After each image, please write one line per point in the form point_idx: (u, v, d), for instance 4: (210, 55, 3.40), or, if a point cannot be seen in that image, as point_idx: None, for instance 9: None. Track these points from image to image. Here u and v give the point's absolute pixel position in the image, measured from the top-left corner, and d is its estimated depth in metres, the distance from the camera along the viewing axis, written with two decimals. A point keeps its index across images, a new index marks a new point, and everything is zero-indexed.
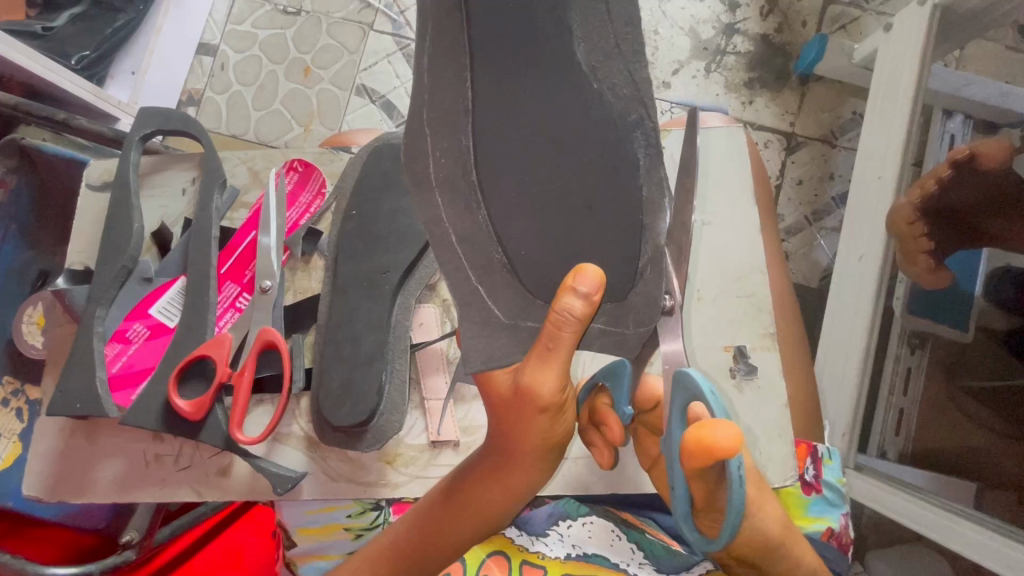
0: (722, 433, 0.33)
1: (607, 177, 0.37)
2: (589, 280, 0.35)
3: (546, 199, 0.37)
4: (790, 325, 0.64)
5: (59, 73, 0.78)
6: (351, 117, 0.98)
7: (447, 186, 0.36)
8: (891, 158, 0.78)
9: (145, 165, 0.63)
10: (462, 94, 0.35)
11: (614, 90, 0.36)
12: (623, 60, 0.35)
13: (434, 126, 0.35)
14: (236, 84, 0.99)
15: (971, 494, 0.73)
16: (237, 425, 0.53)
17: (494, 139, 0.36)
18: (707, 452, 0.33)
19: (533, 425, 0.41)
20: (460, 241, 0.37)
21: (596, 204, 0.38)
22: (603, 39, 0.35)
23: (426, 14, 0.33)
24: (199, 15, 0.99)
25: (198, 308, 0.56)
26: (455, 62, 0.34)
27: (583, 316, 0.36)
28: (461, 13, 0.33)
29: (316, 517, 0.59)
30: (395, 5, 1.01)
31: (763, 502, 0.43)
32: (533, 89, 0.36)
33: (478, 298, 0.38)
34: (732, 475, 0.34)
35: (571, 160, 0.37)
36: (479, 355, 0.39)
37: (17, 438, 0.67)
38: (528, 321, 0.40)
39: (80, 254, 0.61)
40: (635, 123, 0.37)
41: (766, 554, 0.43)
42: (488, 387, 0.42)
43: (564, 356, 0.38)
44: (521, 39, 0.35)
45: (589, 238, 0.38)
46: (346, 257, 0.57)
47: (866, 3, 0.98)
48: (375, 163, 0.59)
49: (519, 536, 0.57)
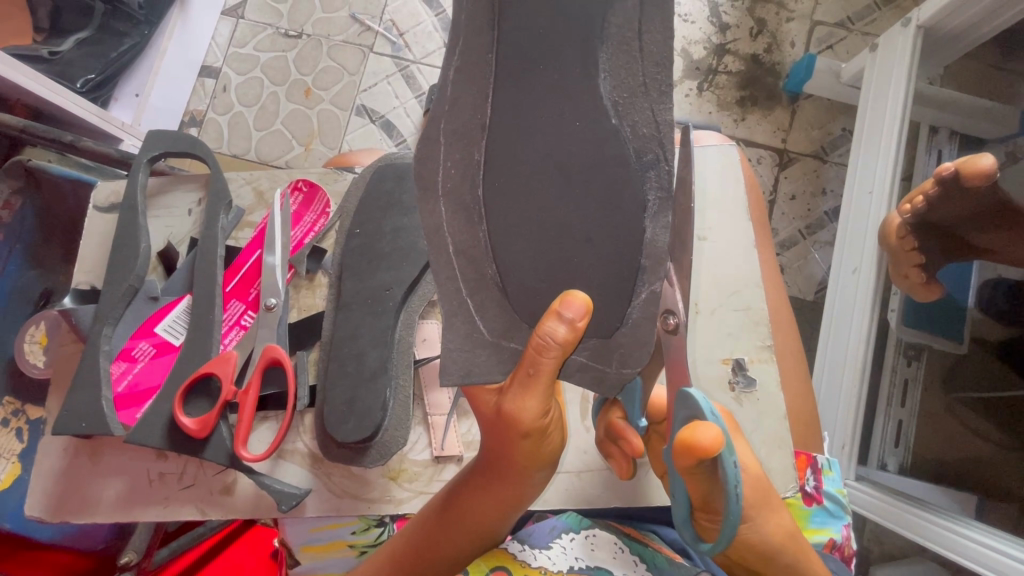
0: (703, 432, 0.35)
1: (608, 210, 0.39)
2: (576, 306, 0.36)
3: (545, 227, 0.39)
4: (788, 339, 0.65)
5: (66, 96, 0.78)
6: (351, 136, 1.00)
7: (453, 197, 0.39)
8: (881, 174, 0.81)
9: (153, 186, 0.64)
10: (481, 112, 0.38)
11: (633, 128, 0.38)
12: (648, 100, 0.37)
13: (450, 137, 0.37)
14: (238, 105, 1.01)
15: (973, 507, 0.73)
16: (242, 442, 0.53)
17: (505, 165, 0.38)
18: (691, 449, 0.34)
19: (517, 447, 0.43)
20: (457, 252, 0.39)
21: (595, 237, 0.39)
22: (631, 76, 0.37)
23: (459, 32, 0.37)
24: (200, 37, 1.01)
25: (203, 327, 0.57)
26: (479, 80, 0.37)
27: (566, 341, 0.36)
28: (493, 35, 0.37)
29: (320, 534, 0.59)
30: (394, 27, 1.03)
31: (766, 508, 0.42)
32: (559, 120, 0.38)
33: (465, 310, 0.40)
34: (730, 493, 0.36)
35: (576, 196, 0.38)
36: (457, 366, 0.39)
37: (17, 459, 0.66)
38: (511, 343, 0.41)
39: (86, 274, 0.62)
40: (650, 164, 0.38)
41: (770, 561, 0.43)
42: (475, 404, 0.44)
43: (544, 382, 0.39)
44: (550, 70, 0.37)
45: (581, 267, 0.39)
46: (349, 275, 0.58)
47: (852, 23, 1.01)
48: (379, 182, 0.60)
49: (520, 551, 0.54)
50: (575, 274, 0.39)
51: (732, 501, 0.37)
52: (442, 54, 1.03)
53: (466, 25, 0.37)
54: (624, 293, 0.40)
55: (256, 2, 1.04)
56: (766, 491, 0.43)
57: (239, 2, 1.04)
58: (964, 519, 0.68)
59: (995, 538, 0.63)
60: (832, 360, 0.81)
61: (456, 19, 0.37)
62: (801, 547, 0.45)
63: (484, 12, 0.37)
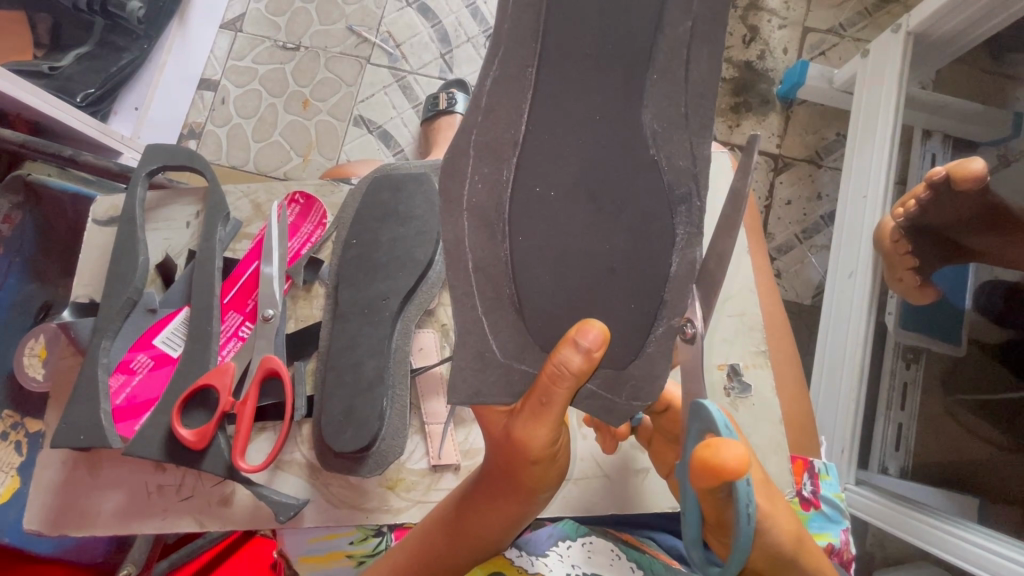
0: (727, 453, 0.33)
1: (636, 244, 0.39)
2: (593, 336, 0.37)
3: (569, 255, 0.39)
4: (783, 345, 0.65)
5: (65, 111, 0.79)
6: (349, 146, 1.01)
7: (479, 212, 0.39)
8: (875, 178, 0.81)
9: (152, 199, 0.65)
10: (514, 128, 0.38)
11: (669, 161, 0.39)
12: (687, 131, 0.38)
13: (480, 149, 0.38)
14: (236, 117, 1.02)
15: (975, 509, 0.73)
16: (240, 453, 0.53)
17: (496, 176, 0.39)
18: (715, 473, 0.33)
19: (525, 470, 0.44)
20: (476, 268, 0.39)
21: (619, 269, 0.39)
22: (671, 106, 0.38)
23: (503, 39, 0.37)
24: (199, 51, 1.02)
25: (202, 339, 0.57)
26: (518, 93, 0.38)
27: (581, 371, 0.37)
28: (535, 47, 0.37)
29: (319, 545, 0.59)
30: (391, 39, 1.04)
31: (777, 514, 0.41)
32: (551, 129, 0.38)
33: (479, 328, 0.39)
34: (741, 513, 0.36)
35: (606, 225, 0.39)
36: (467, 386, 0.39)
37: (16, 473, 0.66)
38: (523, 365, 0.41)
39: (86, 287, 0.63)
40: (682, 197, 0.39)
41: (782, 568, 0.42)
42: (487, 422, 0.44)
43: (557, 411, 0.39)
44: (592, 96, 0.38)
45: (572, 278, 0.40)
46: (346, 285, 0.58)
47: (844, 30, 1.02)
48: (375, 193, 0.61)
49: (519, 557, 0.55)
50: (569, 284, 0.40)
51: (744, 524, 0.36)
52: (439, 65, 1.04)
53: (509, 34, 0.37)
54: (618, 302, 0.40)
55: (255, 16, 1.05)
56: (776, 496, 0.42)
57: (238, 16, 1.05)
58: (966, 522, 0.68)
59: (998, 542, 0.63)
60: (830, 363, 0.81)
61: (501, 29, 0.37)
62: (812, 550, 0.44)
63: (529, 23, 0.37)
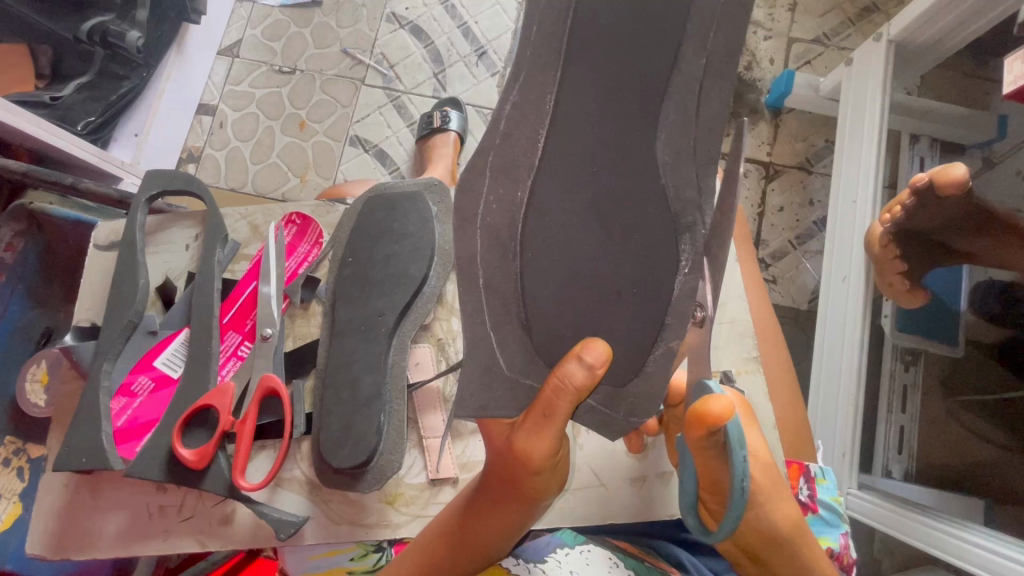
0: (715, 405, 0.36)
1: (630, 261, 0.40)
2: (595, 352, 0.38)
3: (574, 274, 0.40)
4: (778, 350, 0.66)
5: (65, 138, 0.80)
6: (346, 166, 1.03)
7: (486, 231, 0.39)
8: (863, 184, 0.83)
9: (151, 224, 0.66)
10: (527, 152, 0.39)
11: (676, 190, 0.39)
12: (694, 162, 0.39)
13: (494, 171, 0.39)
14: (235, 141, 1.04)
15: (980, 511, 0.73)
16: (240, 472, 0.53)
17: (506, 203, 0.40)
18: (704, 423, 0.36)
19: (528, 481, 0.44)
20: (484, 287, 0.40)
21: (621, 290, 0.40)
22: (677, 133, 0.39)
23: (523, 64, 0.38)
24: (199, 77, 1.05)
25: (201, 360, 0.58)
26: (535, 121, 0.39)
27: (583, 384, 0.38)
28: (554, 72, 0.39)
29: (320, 562, 0.59)
30: (384, 60, 1.07)
31: (776, 496, 0.43)
32: (547, 152, 0.39)
33: (485, 346, 0.40)
34: (735, 485, 0.38)
35: (599, 243, 0.40)
36: (474, 401, 0.40)
37: (17, 499, 0.66)
38: (527, 378, 0.42)
39: (88, 311, 0.64)
40: (685, 224, 0.40)
41: (778, 549, 0.43)
42: (486, 433, 0.45)
43: (557, 424, 0.40)
44: (606, 122, 0.39)
45: (569, 296, 0.41)
46: (344, 302, 0.59)
47: (828, 39, 1.05)
48: (369, 213, 0.62)
49: (515, 565, 0.55)
50: (565, 301, 0.41)
51: (735, 494, 0.38)
52: (433, 83, 1.06)
53: (529, 58, 0.38)
54: (613, 319, 0.41)
55: (251, 42, 1.08)
56: (777, 480, 0.43)
57: (234, 42, 1.08)
58: (969, 524, 0.68)
59: (998, 541, 0.63)
60: (828, 366, 0.82)
61: (519, 54, 0.38)
62: (811, 545, 0.45)
63: (540, 47, 0.38)
